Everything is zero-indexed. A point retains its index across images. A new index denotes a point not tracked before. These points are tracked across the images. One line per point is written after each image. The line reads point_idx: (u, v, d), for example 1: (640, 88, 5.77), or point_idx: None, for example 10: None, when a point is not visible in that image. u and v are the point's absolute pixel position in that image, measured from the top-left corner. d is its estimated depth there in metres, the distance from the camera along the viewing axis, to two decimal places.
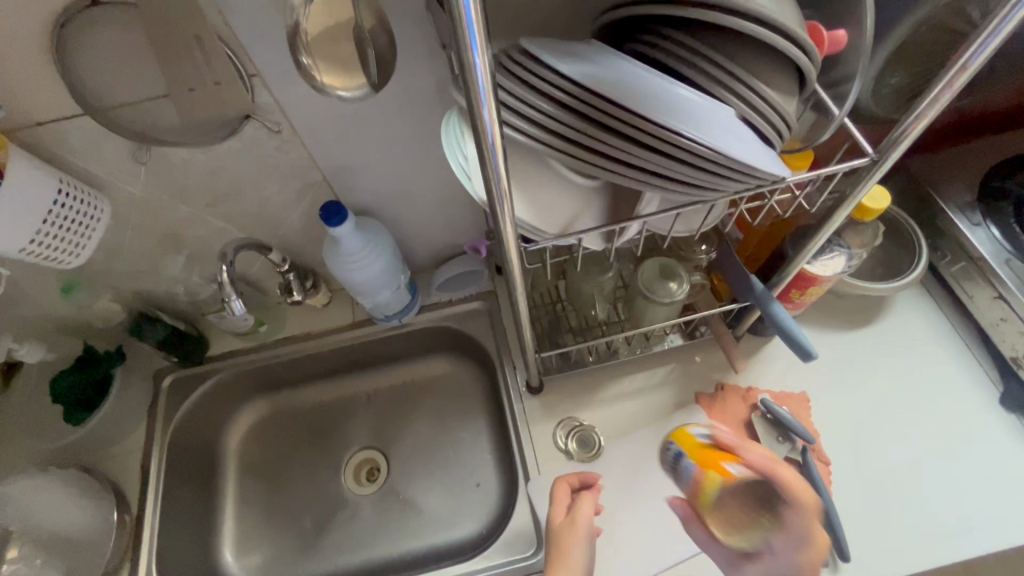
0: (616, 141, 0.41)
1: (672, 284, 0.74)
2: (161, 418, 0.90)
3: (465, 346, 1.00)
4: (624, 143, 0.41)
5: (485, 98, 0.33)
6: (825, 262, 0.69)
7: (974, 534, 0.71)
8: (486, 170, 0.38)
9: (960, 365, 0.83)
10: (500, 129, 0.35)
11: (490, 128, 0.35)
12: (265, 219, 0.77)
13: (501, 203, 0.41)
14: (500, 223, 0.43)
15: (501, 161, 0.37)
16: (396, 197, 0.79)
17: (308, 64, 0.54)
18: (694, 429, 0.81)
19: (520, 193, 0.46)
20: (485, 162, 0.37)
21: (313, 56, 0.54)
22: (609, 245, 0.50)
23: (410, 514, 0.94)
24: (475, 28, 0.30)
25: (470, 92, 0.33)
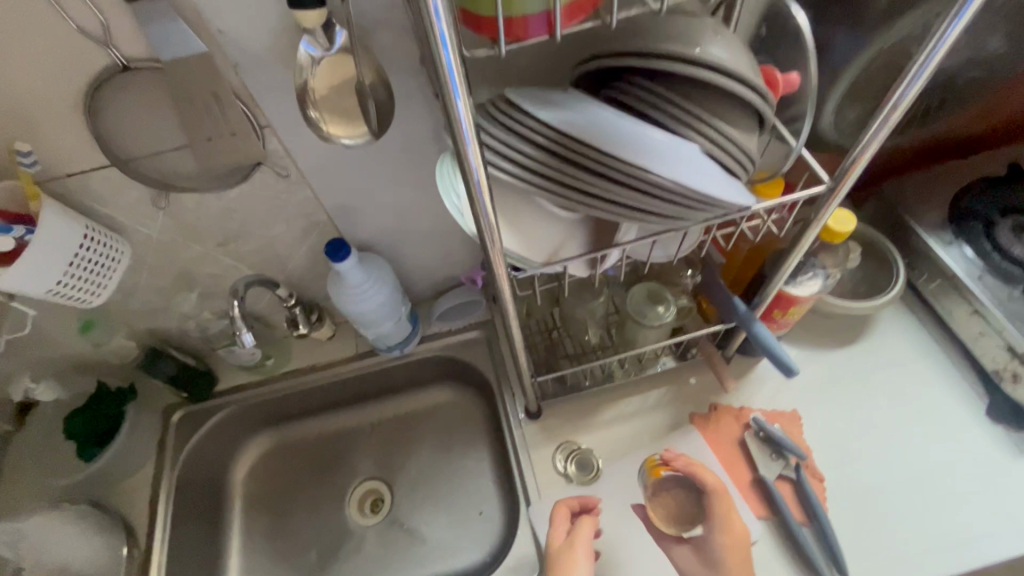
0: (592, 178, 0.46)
1: (659, 308, 0.77)
2: (170, 452, 0.93)
3: (465, 374, 1.03)
4: (599, 179, 0.46)
5: (470, 143, 0.38)
6: (803, 283, 0.73)
7: (967, 546, 0.73)
8: (474, 206, 0.43)
9: (945, 379, 0.86)
10: (485, 169, 0.40)
11: (476, 168, 0.40)
12: (273, 257, 0.82)
13: (489, 235, 0.45)
14: (489, 253, 0.47)
15: (487, 198, 0.42)
16: (397, 232, 0.84)
17: (315, 117, 0.60)
18: (690, 449, 0.83)
19: (508, 225, 0.50)
20: (473, 199, 0.42)
21: (319, 109, 0.59)
22: (593, 271, 0.54)
23: (414, 543, 0.95)
24: (458, 85, 0.35)
25: (456, 138, 0.38)
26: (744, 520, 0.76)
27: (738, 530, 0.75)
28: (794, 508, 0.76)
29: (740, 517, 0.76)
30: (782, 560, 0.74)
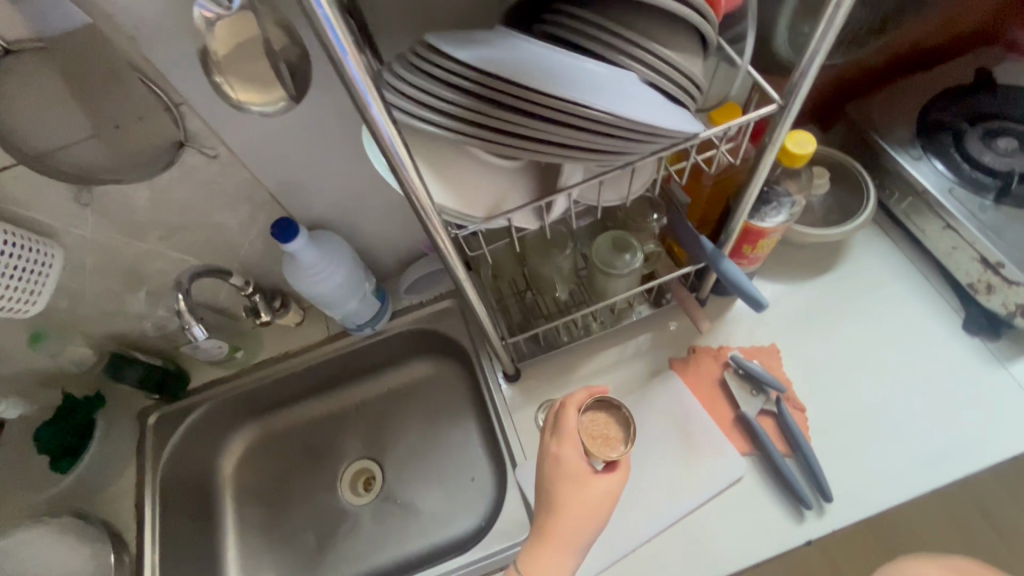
0: (521, 119, 0.42)
1: (626, 255, 0.75)
2: (149, 455, 0.91)
3: (442, 345, 1.01)
4: (531, 120, 0.42)
5: (367, 94, 0.35)
6: (770, 214, 0.70)
7: (949, 459, 0.74)
8: (388, 161, 0.40)
9: (921, 299, 0.85)
10: (393, 123, 0.37)
11: (378, 118, 0.37)
12: (221, 246, 0.78)
13: (413, 193, 0.42)
14: (419, 213, 0.44)
15: (399, 149, 0.39)
16: (349, 207, 0.80)
17: (221, 83, 0.54)
18: (671, 395, 0.82)
19: (441, 181, 0.46)
20: (385, 153, 0.39)
21: (225, 74, 0.54)
22: (543, 222, 0.52)
23: (408, 516, 0.95)
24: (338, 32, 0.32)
25: (349, 86, 0.35)
26: (727, 458, 0.76)
27: (723, 469, 0.76)
28: (777, 441, 0.77)
29: (722, 455, 0.77)
30: (768, 493, 0.74)
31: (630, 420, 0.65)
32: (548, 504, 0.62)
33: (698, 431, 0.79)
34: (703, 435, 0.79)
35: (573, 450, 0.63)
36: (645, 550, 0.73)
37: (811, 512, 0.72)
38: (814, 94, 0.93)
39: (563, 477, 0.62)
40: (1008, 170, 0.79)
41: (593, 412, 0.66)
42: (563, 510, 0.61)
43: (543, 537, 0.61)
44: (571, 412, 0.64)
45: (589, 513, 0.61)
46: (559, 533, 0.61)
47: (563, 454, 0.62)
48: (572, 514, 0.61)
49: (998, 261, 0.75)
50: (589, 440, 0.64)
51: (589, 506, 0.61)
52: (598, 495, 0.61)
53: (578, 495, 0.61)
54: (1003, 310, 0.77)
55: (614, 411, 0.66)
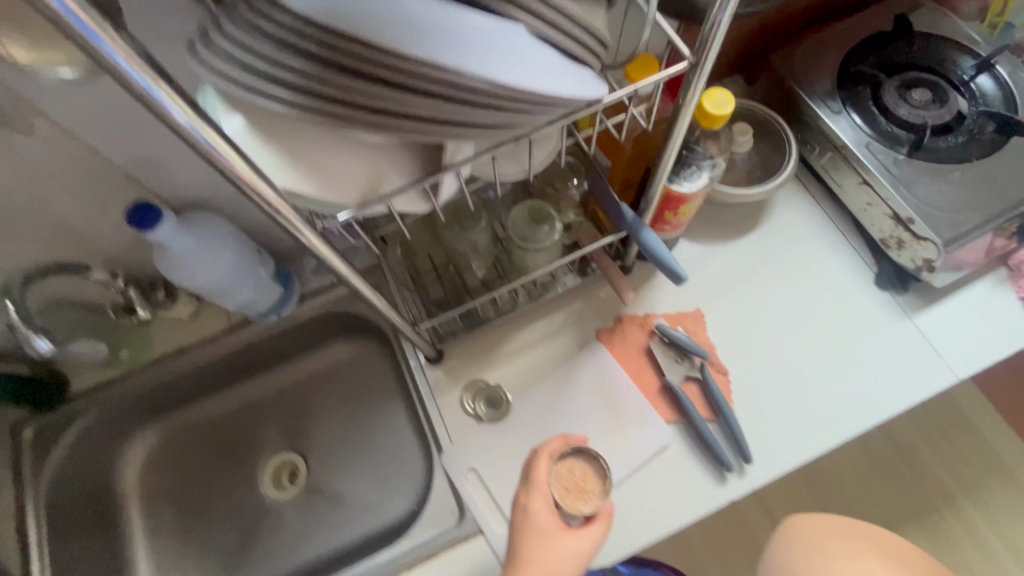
0: (378, 90, 0.35)
1: (544, 228, 0.70)
2: (28, 473, 0.81)
3: (361, 327, 0.94)
4: (384, 90, 0.35)
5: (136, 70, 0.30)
6: (691, 177, 0.66)
7: (858, 411, 0.76)
8: (196, 148, 0.34)
9: (838, 254, 0.85)
10: (188, 103, 0.32)
11: (163, 99, 0.31)
12: (72, 233, 0.68)
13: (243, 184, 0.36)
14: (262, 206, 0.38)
15: (205, 134, 0.33)
16: (226, 183, 0.70)
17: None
18: (597, 367, 0.80)
19: (293, 161, 0.39)
20: (189, 139, 0.33)
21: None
22: (434, 204, 0.45)
23: (336, 507, 0.91)
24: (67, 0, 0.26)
25: (113, 66, 0.29)
26: (653, 428, 0.76)
27: (648, 439, 0.76)
28: (700, 406, 0.77)
29: (648, 425, 0.76)
30: (692, 459, 0.75)
31: (604, 471, 0.64)
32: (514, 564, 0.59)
33: (626, 403, 0.78)
34: (630, 407, 0.78)
35: (545, 501, 0.61)
36: None
37: (733, 474, 0.74)
38: (737, 43, 0.88)
39: (531, 529, 0.60)
40: (921, 123, 0.79)
41: (569, 461, 0.65)
42: (526, 569, 0.58)
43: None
44: (545, 460, 0.63)
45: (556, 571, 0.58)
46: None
47: (534, 504, 0.60)
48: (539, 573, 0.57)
49: (908, 217, 0.76)
50: (561, 490, 0.62)
51: (555, 566, 0.58)
52: (567, 551, 0.59)
53: (548, 552, 0.59)
54: (911, 264, 0.79)
55: (590, 461, 0.65)
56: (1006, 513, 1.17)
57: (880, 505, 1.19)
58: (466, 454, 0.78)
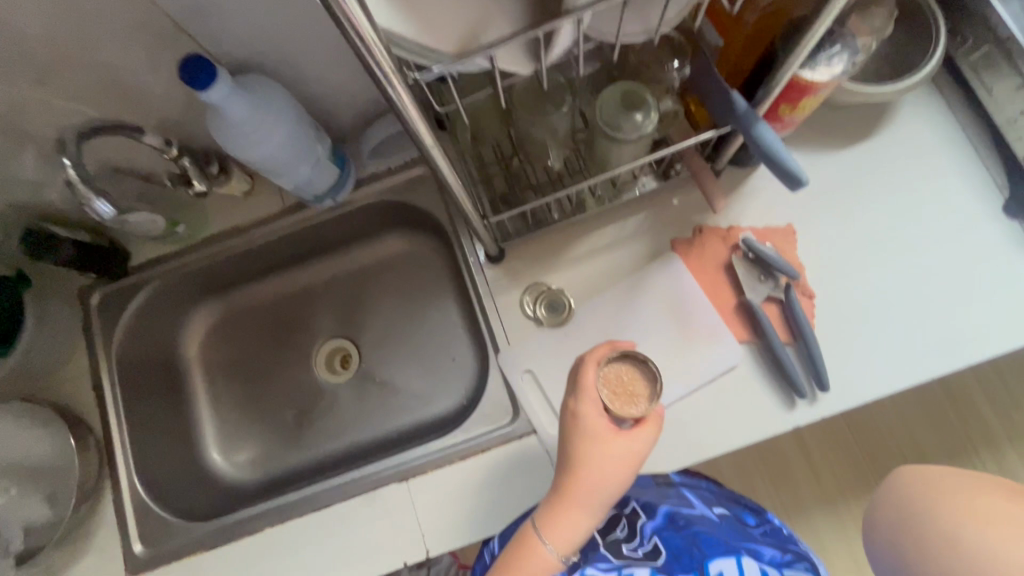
0: None
1: (637, 115, 0.61)
2: (99, 336, 0.84)
3: (416, 219, 0.89)
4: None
5: None
6: (825, 62, 0.56)
7: (960, 348, 0.69)
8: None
9: (965, 173, 0.74)
10: None
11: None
12: (124, 91, 0.63)
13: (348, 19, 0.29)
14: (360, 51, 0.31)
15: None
16: (283, 43, 0.62)
17: None
18: (669, 279, 0.75)
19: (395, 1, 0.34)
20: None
21: None
22: (540, 65, 0.38)
23: (387, 395, 0.92)
24: None
25: None
26: (724, 347, 0.72)
27: (717, 358, 0.71)
28: (779, 328, 0.71)
29: (719, 344, 0.72)
30: (763, 382, 0.71)
31: (653, 374, 0.61)
32: (567, 465, 0.57)
33: (697, 319, 0.73)
34: (701, 324, 0.73)
35: (594, 405, 0.57)
36: None
37: (805, 401, 0.70)
38: None
39: (581, 434, 0.57)
40: None
41: (615, 366, 0.62)
42: (581, 473, 0.56)
43: (561, 499, 0.56)
44: (591, 365, 0.59)
45: (613, 471, 0.55)
46: (581, 494, 0.55)
47: (584, 410, 0.57)
48: (596, 473, 0.55)
49: None
50: (610, 394, 0.59)
51: (611, 469, 0.55)
52: (621, 453, 0.56)
53: (600, 455, 0.56)
54: None
55: (638, 365, 0.61)
56: None
57: (925, 445, 1.16)
58: (524, 357, 0.76)
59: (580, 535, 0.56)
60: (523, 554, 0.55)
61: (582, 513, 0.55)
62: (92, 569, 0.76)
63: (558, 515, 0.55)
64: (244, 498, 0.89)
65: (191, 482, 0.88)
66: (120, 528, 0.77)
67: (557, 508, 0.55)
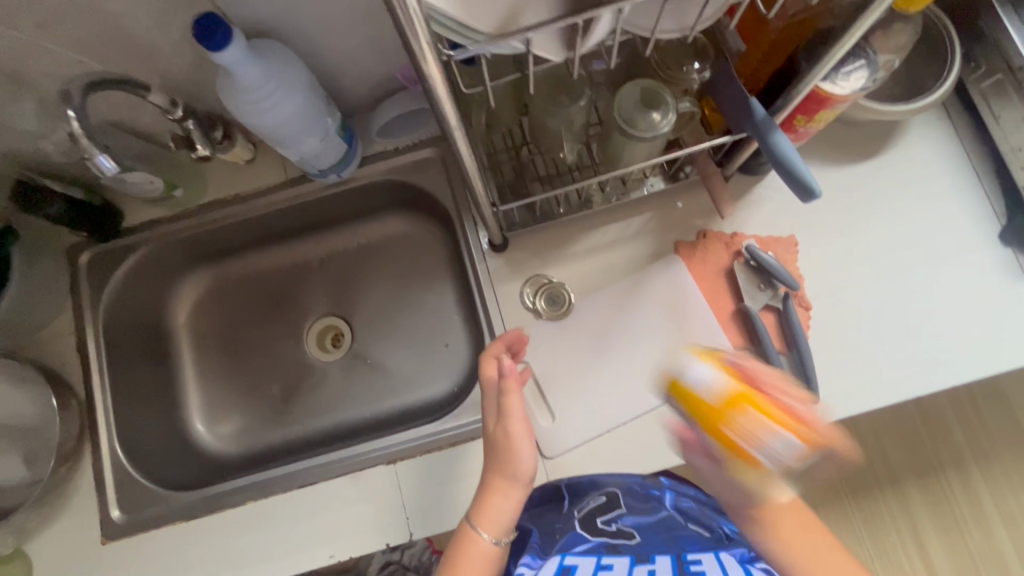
0: None
1: (654, 114, 0.60)
2: (86, 297, 0.82)
3: (419, 202, 0.88)
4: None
5: None
6: (847, 75, 0.56)
7: (947, 369, 0.71)
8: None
9: (967, 197, 0.75)
10: None
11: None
12: (133, 46, 0.61)
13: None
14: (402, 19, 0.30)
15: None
16: (301, 10, 0.61)
17: None
18: (671, 281, 0.75)
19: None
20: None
21: None
22: (573, 55, 0.38)
23: (377, 376, 0.92)
24: None
25: None
26: None
27: None
28: (774, 337, 0.72)
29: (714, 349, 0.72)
30: None
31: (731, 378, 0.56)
32: (488, 459, 0.61)
33: (694, 322, 0.74)
34: (698, 328, 0.73)
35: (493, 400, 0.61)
36: (623, 432, 0.71)
37: None
38: None
39: (492, 432, 0.60)
40: None
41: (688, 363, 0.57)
42: (497, 465, 0.59)
43: (485, 485, 0.60)
44: (491, 362, 0.63)
45: (519, 447, 0.58)
46: (498, 476, 0.59)
47: (501, 400, 0.60)
48: (502, 456, 0.59)
49: None
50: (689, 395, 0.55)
51: (521, 452, 0.58)
52: (529, 441, 0.59)
53: (512, 447, 0.59)
54: None
55: (768, 365, 0.59)
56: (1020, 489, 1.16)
57: (896, 459, 1.20)
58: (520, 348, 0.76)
59: (511, 513, 0.59)
60: (458, 545, 0.58)
61: (506, 492, 0.59)
62: (68, 532, 0.74)
63: (488, 504, 0.59)
64: (226, 470, 0.89)
65: (172, 451, 0.86)
66: (98, 493, 0.76)
67: (481, 496, 0.60)
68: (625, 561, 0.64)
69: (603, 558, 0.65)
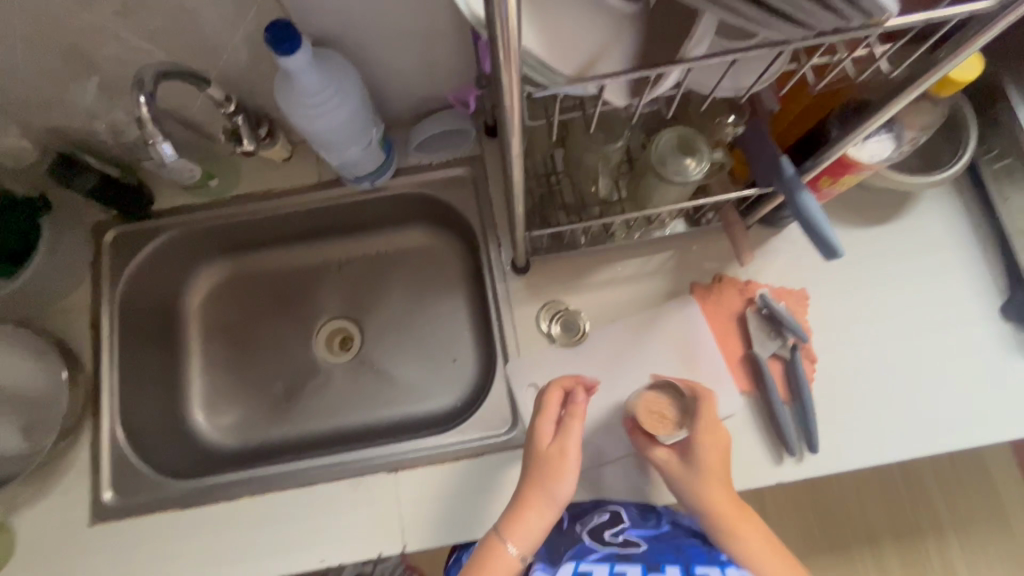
0: None
1: (688, 161, 0.63)
2: (107, 274, 0.82)
3: (444, 217, 0.90)
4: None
5: None
6: (872, 145, 0.60)
7: (943, 434, 0.73)
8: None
9: (970, 271, 0.78)
10: None
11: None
12: (200, 41, 0.63)
13: (504, 23, 0.31)
14: (503, 60, 0.34)
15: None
16: (364, 25, 0.64)
17: None
18: (684, 321, 0.77)
19: (534, 20, 0.38)
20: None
21: None
22: (637, 100, 0.41)
23: (382, 384, 0.92)
24: None
25: None
26: (726, 395, 0.74)
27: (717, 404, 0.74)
28: (779, 386, 0.74)
29: (722, 391, 0.74)
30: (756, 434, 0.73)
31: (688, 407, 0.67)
32: (530, 476, 0.59)
33: (704, 363, 0.76)
34: (707, 369, 0.75)
35: (552, 421, 0.61)
36: (624, 464, 0.73)
37: (792, 458, 0.73)
38: None
39: (539, 451, 0.59)
40: None
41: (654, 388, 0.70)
42: (537, 483, 0.58)
43: (522, 500, 0.58)
44: (557, 390, 0.63)
45: (571, 468, 0.58)
46: (536, 492, 0.58)
47: (565, 422, 0.60)
48: (549, 474, 0.58)
49: None
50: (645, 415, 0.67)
51: (566, 472, 0.58)
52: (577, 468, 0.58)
53: (557, 470, 0.58)
54: None
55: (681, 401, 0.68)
56: (995, 563, 1.17)
57: (876, 519, 1.21)
58: (531, 370, 0.77)
59: (541, 533, 0.57)
60: (486, 558, 0.56)
61: (542, 512, 0.57)
62: (58, 508, 0.73)
63: (518, 519, 0.57)
64: (220, 462, 0.88)
65: (169, 437, 0.86)
66: (93, 471, 0.75)
67: (514, 511, 0.58)
68: (637, 569, 0.62)
69: (615, 568, 0.62)
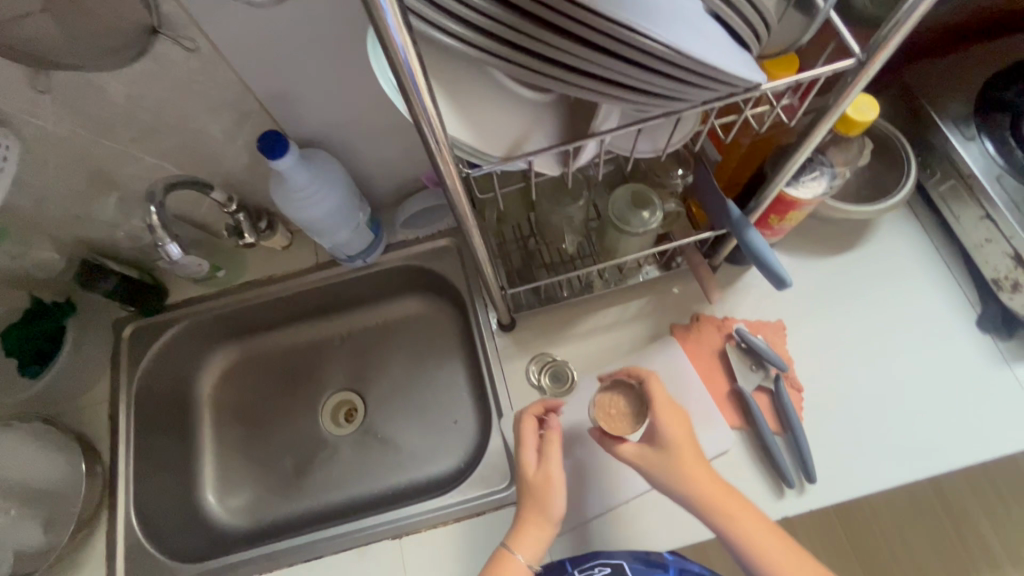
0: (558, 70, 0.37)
1: (644, 213, 0.69)
2: (124, 367, 0.88)
3: (434, 284, 0.96)
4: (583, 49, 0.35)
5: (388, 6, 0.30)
6: (808, 184, 0.65)
7: (941, 451, 0.73)
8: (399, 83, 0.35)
9: (939, 288, 0.81)
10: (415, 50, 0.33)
11: (397, 31, 0.32)
12: (203, 153, 0.73)
13: (424, 118, 0.38)
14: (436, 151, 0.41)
15: (413, 73, 0.34)
16: (344, 125, 0.73)
17: None
18: (667, 362, 0.80)
19: (461, 113, 0.44)
20: (400, 72, 0.34)
21: None
22: (567, 169, 0.48)
23: (386, 451, 0.94)
24: None
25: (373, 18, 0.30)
26: (717, 431, 0.75)
27: (709, 441, 0.75)
28: (769, 418, 0.75)
29: (713, 428, 0.75)
30: (752, 469, 0.74)
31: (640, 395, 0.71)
32: (527, 502, 0.66)
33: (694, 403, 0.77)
34: (697, 409, 0.77)
35: (534, 452, 0.67)
36: (623, 509, 0.73)
37: (792, 490, 0.72)
38: None
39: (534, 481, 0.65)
40: None
41: (606, 391, 0.73)
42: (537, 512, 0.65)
43: (523, 519, 0.65)
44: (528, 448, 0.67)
45: (556, 492, 0.64)
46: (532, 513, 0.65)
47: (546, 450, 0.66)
48: (541, 499, 0.65)
49: None
50: (601, 415, 0.71)
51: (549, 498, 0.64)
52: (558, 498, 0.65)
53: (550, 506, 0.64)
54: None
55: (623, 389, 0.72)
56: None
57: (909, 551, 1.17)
58: None
59: (546, 546, 0.64)
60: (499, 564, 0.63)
61: (543, 527, 0.64)
62: None
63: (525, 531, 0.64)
64: (231, 545, 0.89)
65: (183, 521, 0.88)
66: (109, 562, 0.77)
67: (518, 526, 0.65)
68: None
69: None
